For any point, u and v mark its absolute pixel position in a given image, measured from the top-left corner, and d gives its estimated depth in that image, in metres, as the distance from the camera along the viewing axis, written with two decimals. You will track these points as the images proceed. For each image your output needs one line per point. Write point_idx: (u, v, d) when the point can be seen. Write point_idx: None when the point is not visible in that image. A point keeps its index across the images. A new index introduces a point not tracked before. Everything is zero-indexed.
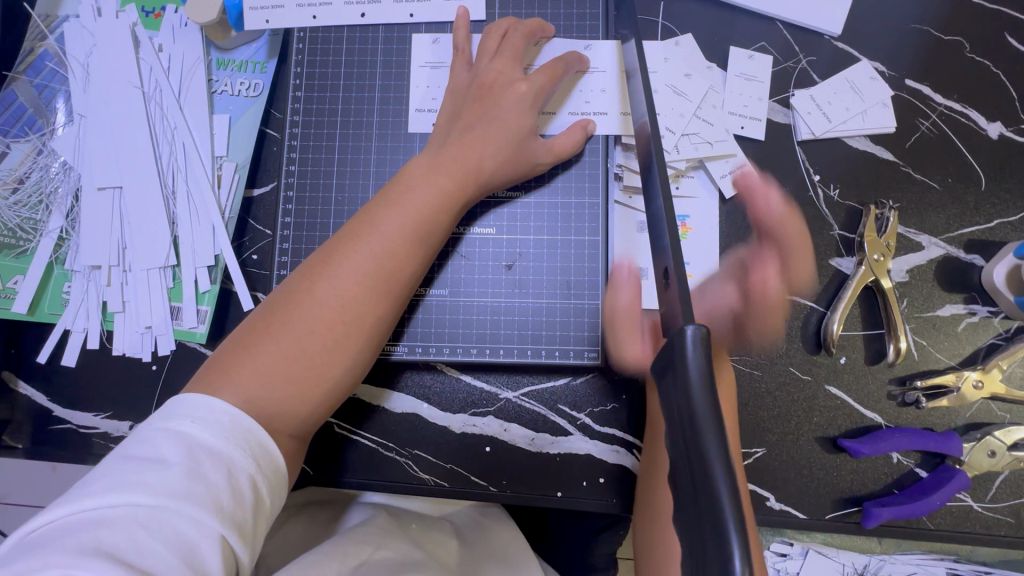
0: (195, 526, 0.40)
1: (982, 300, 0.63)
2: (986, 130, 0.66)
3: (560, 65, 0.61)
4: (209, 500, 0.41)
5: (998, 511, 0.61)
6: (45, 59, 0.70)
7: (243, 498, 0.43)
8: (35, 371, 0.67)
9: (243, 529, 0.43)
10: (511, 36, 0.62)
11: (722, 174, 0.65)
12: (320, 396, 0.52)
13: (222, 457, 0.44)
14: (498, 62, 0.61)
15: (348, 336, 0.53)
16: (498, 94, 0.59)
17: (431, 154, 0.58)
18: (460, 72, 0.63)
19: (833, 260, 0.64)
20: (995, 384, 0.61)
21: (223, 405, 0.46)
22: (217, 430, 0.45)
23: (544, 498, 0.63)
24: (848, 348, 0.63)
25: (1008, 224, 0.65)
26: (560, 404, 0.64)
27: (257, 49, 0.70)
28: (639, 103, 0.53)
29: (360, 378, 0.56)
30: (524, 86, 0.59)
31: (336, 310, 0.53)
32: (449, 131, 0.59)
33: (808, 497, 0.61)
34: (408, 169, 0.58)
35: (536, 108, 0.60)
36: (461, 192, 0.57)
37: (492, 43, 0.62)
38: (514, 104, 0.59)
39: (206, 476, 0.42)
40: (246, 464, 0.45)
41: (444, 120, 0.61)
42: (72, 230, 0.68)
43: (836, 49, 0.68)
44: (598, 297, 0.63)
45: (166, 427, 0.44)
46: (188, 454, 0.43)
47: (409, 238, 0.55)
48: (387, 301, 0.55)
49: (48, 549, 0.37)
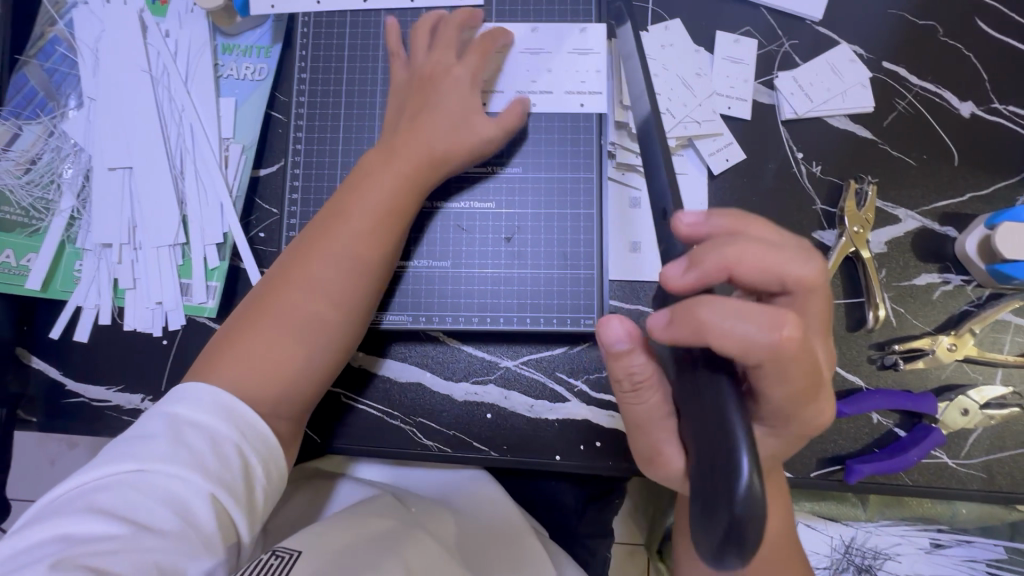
0: (184, 486, 0.43)
1: (955, 270, 0.67)
2: (958, 109, 0.69)
3: (489, 42, 0.64)
4: (193, 462, 0.44)
5: (973, 468, 0.65)
6: (55, 44, 0.72)
7: (230, 461, 0.46)
8: (49, 346, 0.69)
9: (233, 488, 0.45)
10: (443, 27, 0.65)
11: (710, 152, 0.68)
12: (304, 376, 0.55)
13: (206, 426, 0.47)
14: (435, 53, 0.63)
15: (325, 319, 0.56)
16: (437, 82, 0.62)
17: (385, 144, 0.61)
18: (399, 69, 0.65)
19: (815, 233, 0.68)
20: (968, 347, 0.65)
21: (206, 385, 0.49)
22: (201, 403, 0.48)
23: (543, 462, 0.66)
24: (831, 315, 0.66)
25: (980, 198, 0.68)
26: (557, 371, 0.67)
27: (261, 35, 0.73)
28: (636, 78, 0.58)
29: (344, 358, 0.59)
30: (460, 71, 0.62)
31: (311, 294, 0.55)
32: (398, 124, 0.62)
33: (795, 457, 0.65)
34: (365, 161, 0.61)
35: (473, 91, 0.62)
36: (420, 174, 0.60)
37: (425, 38, 0.64)
38: (453, 91, 0.61)
39: (188, 443, 0.45)
40: (231, 431, 0.47)
41: (392, 114, 0.64)
42: (83, 210, 0.70)
43: (817, 33, 0.71)
44: (594, 267, 0.66)
45: (156, 408, 0.48)
46: (173, 427, 0.46)
47: (376, 223, 0.58)
48: (361, 283, 0.57)
49: (56, 514, 0.41)
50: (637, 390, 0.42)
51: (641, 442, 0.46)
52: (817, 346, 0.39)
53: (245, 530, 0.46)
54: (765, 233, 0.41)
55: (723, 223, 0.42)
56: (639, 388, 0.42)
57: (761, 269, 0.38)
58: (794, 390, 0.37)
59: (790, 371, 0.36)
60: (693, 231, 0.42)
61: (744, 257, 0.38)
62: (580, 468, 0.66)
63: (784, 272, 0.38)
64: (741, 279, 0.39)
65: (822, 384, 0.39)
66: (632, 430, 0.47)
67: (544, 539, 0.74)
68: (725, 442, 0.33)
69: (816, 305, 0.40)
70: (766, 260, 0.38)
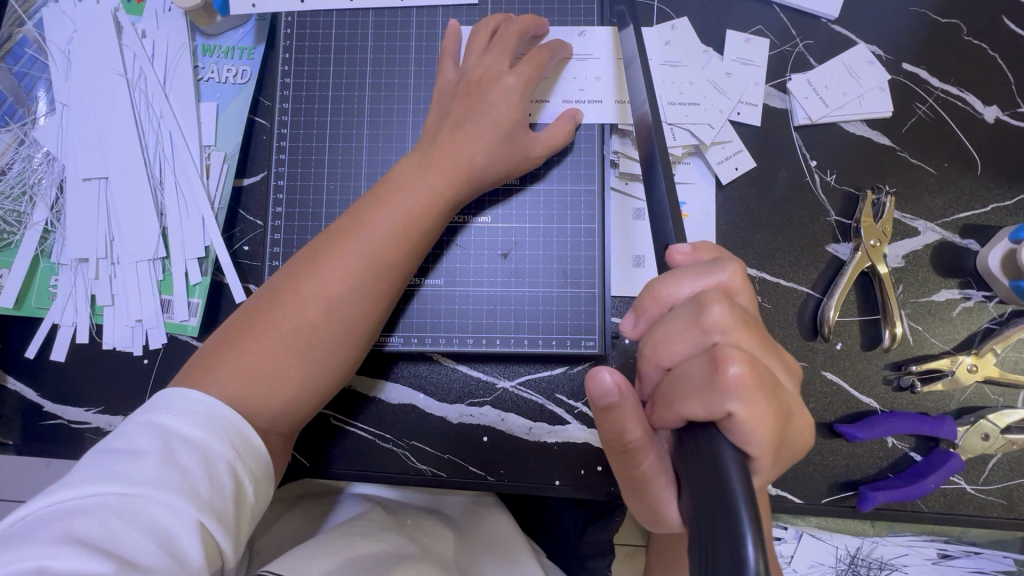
0: (171, 512, 0.39)
1: (977, 285, 0.64)
2: (982, 114, 0.65)
3: (545, 53, 0.60)
4: (185, 487, 0.40)
5: (991, 493, 0.62)
6: (24, 46, 0.68)
7: (222, 485, 0.42)
8: (25, 366, 0.66)
9: (223, 517, 0.42)
10: (502, 32, 0.60)
11: (718, 161, 0.65)
12: (303, 396, 0.52)
13: (198, 446, 0.43)
14: (488, 58, 0.59)
15: (332, 337, 0.52)
16: (486, 89, 0.58)
17: (420, 154, 0.57)
18: (447, 72, 0.61)
19: (830, 246, 0.64)
20: (989, 367, 0.61)
21: (197, 396, 0.46)
22: (195, 421, 0.44)
23: (542, 487, 0.63)
24: (844, 333, 0.63)
25: (1004, 208, 0.65)
26: (557, 393, 0.64)
27: (243, 35, 0.69)
28: (639, 91, 0.53)
29: (345, 378, 0.56)
30: (512, 80, 0.58)
31: (321, 311, 0.51)
32: (439, 130, 0.58)
33: (805, 482, 0.62)
34: (397, 169, 0.57)
35: (524, 101, 0.59)
36: (452, 191, 0.56)
37: (481, 41, 0.60)
38: (503, 98, 0.58)
39: (182, 465, 0.41)
40: (224, 451, 0.44)
41: (434, 118, 0.60)
42: (57, 222, 0.67)
43: (832, 32, 0.67)
44: (595, 285, 0.62)
45: (143, 420, 0.44)
46: (163, 443, 0.42)
47: (399, 241, 0.54)
48: (375, 302, 0.54)
49: (23, 541, 0.37)
50: (628, 453, 0.38)
51: (637, 508, 0.42)
52: (774, 365, 0.37)
53: (229, 562, 0.42)
54: (691, 282, 0.39)
55: (644, 297, 0.40)
56: (630, 451, 0.38)
57: (689, 326, 0.36)
58: (776, 432, 0.34)
59: (764, 419, 0.32)
60: (637, 328, 0.41)
61: (669, 325, 0.37)
62: (580, 493, 0.63)
63: (703, 326, 0.36)
64: (680, 348, 0.37)
65: (792, 407, 0.36)
66: (626, 495, 0.43)
67: (542, 560, 0.72)
68: (727, 521, 0.29)
69: (749, 341, 0.36)
70: (689, 315, 0.36)
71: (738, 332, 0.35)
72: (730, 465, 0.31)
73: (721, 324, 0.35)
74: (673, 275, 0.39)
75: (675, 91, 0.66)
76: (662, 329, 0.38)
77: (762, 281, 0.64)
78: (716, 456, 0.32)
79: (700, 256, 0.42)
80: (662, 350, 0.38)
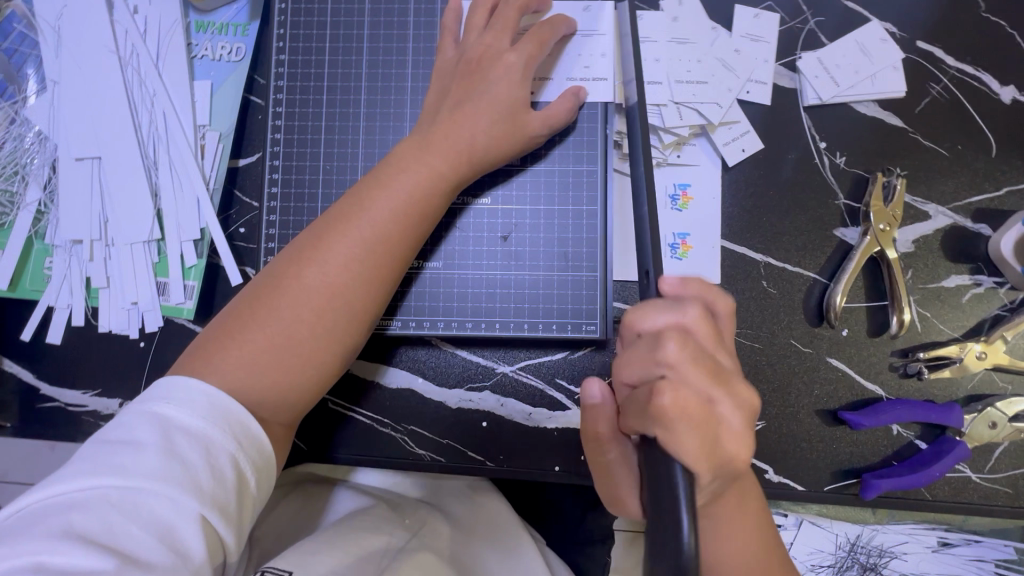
0: (171, 506, 0.39)
1: (987, 271, 0.62)
2: (998, 94, 0.63)
3: (547, 30, 0.58)
4: (185, 479, 0.39)
5: (996, 482, 0.61)
6: (13, 21, 0.66)
7: (224, 476, 0.41)
8: (22, 349, 0.66)
9: (226, 509, 0.41)
10: (503, 7, 0.58)
11: (724, 142, 0.63)
12: (304, 385, 0.50)
13: (199, 437, 0.42)
14: (488, 35, 0.57)
15: (334, 324, 0.51)
16: (487, 68, 0.56)
17: (419, 136, 0.55)
18: (447, 50, 0.60)
19: (837, 231, 0.63)
20: (998, 355, 0.60)
21: (197, 384, 0.45)
22: (194, 410, 0.43)
23: (542, 473, 0.63)
24: (851, 319, 0.62)
25: (1017, 192, 0.63)
26: (557, 377, 0.63)
27: (238, 11, 0.67)
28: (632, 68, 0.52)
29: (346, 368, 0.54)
30: (512, 58, 0.56)
31: (324, 297, 0.50)
32: (438, 110, 0.57)
33: (808, 470, 0.61)
34: (396, 153, 0.55)
35: (527, 80, 0.57)
36: (455, 173, 0.55)
37: (480, 18, 0.59)
38: (504, 76, 0.56)
39: (182, 457, 0.40)
40: (226, 442, 0.43)
41: (432, 99, 0.58)
42: (50, 203, 0.66)
43: (845, 8, 0.64)
44: (597, 269, 0.61)
45: (144, 409, 0.43)
46: (162, 434, 0.41)
47: (402, 223, 0.53)
48: (377, 289, 0.53)
49: (22, 534, 0.36)
50: (599, 443, 0.47)
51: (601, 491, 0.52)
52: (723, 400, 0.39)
53: (231, 553, 0.42)
54: (654, 316, 0.42)
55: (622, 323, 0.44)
56: (603, 444, 0.47)
57: (646, 356, 0.41)
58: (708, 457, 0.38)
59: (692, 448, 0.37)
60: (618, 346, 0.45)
61: (631, 352, 0.42)
62: (580, 479, 0.62)
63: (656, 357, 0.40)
64: (634, 372, 0.41)
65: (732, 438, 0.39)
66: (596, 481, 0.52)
67: (542, 545, 0.71)
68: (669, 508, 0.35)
69: (697, 375, 0.39)
70: (647, 347, 0.41)
71: (687, 366, 0.39)
72: (678, 474, 0.36)
73: (672, 358, 0.39)
74: (642, 310, 0.42)
75: (681, 70, 0.64)
76: (630, 355, 0.42)
77: (768, 266, 0.62)
78: (659, 472, 0.37)
79: (688, 287, 0.44)
80: (625, 373, 0.42)
